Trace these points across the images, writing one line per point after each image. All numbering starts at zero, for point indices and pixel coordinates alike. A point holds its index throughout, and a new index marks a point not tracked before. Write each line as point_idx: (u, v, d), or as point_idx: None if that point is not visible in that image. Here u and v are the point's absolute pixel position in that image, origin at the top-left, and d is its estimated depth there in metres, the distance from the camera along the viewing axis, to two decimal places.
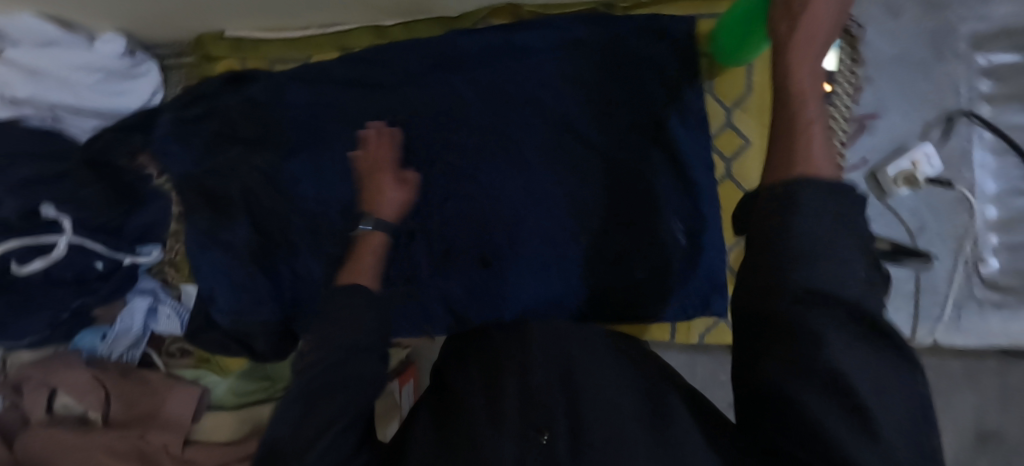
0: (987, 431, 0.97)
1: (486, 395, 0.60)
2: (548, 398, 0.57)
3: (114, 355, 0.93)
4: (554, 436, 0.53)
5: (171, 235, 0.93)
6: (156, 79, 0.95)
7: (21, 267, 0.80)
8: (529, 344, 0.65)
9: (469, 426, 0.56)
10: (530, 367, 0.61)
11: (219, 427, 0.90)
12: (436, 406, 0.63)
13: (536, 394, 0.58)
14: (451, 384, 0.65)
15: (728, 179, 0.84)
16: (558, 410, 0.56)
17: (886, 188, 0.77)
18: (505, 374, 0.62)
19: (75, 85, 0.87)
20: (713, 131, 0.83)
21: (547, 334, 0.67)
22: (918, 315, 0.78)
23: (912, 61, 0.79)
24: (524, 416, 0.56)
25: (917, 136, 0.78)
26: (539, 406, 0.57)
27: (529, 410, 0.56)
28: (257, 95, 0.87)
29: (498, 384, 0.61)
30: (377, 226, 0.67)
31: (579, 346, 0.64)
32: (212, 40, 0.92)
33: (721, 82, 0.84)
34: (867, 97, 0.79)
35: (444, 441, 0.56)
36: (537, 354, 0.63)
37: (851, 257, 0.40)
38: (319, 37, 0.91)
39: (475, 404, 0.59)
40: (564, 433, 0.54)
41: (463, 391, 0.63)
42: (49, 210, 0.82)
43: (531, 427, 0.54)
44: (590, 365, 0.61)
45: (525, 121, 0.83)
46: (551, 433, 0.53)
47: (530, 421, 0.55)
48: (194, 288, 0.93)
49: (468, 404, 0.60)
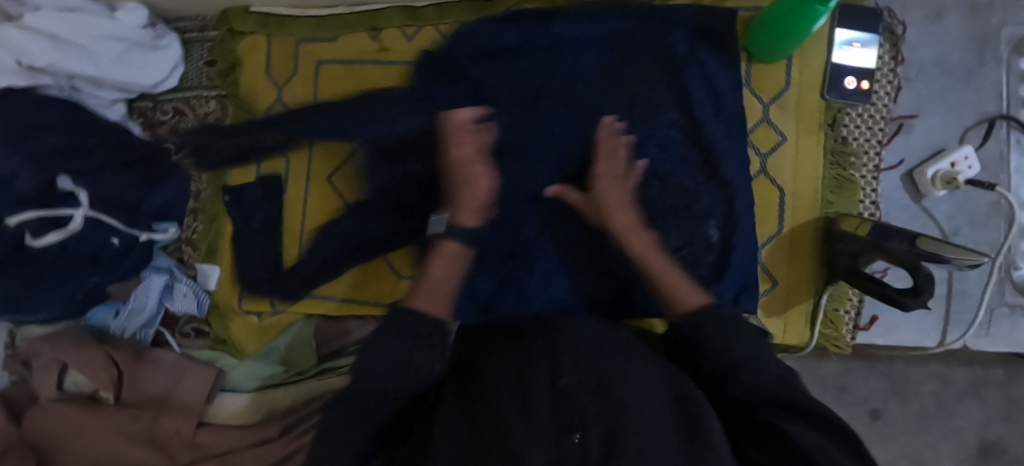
0: (990, 442, 0.91)
1: (517, 390, 0.53)
2: (579, 397, 0.51)
3: (126, 334, 0.91)
4: (588, 436, 0.47)
5: (189, 213, 0.95)
6: (179, 54, 0.93)
7: (36, 240, 0.77)
8: (559, 344, 0.60)
9: (493, 424, 0.50)
10: (561, 367, 0.55)
11: (237, 411, 0.90)
12: (460, 399, 0.57)
13: (569, 394, 0.52)
14: (481, 376, 0.60)
15: (762, 176, 0.79)
16: (591, 409, 0.50)
17: (923, 189, 0.77)
18: (535, 371, 0.56)
19: (97, 55, 0.84)
20: (749, 125, 0.80)
21: (576, 339, 0.62)
22: (948, 319, 0.77)
23: (953, 63, 0.78)
24: (556, 412, 0.50)
25: (956, 139, 0.78)
26: (574, 405, 0.50)
27: (561, 406, 0.50)
28: None
29: (528, 379, 0.55)
30: (450, 235, 0.71)
31: (612, 351, 0.60)
32: (239, 16, 0.91)
33: (759, 76, 0.80)
34: (905, 98, 0.79)
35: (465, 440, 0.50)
36: (569, 354, 0.58)
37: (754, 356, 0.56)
38: (348, 16, 0.89)
39: (504, 397, 0.53)
40: (599, 436, 0.48)
41: (493, 381, 0.57)
42: (66, 182, 0.80)
43: (564, 428, 0.48)
44: (624, 368, 0.57)
45: (553, 115, 0.79)
46: (585, 433, 0.48)
47: (563, 418, 0.49)
48: (212, 267, 0.91)
49: (495, 399, 0.54)
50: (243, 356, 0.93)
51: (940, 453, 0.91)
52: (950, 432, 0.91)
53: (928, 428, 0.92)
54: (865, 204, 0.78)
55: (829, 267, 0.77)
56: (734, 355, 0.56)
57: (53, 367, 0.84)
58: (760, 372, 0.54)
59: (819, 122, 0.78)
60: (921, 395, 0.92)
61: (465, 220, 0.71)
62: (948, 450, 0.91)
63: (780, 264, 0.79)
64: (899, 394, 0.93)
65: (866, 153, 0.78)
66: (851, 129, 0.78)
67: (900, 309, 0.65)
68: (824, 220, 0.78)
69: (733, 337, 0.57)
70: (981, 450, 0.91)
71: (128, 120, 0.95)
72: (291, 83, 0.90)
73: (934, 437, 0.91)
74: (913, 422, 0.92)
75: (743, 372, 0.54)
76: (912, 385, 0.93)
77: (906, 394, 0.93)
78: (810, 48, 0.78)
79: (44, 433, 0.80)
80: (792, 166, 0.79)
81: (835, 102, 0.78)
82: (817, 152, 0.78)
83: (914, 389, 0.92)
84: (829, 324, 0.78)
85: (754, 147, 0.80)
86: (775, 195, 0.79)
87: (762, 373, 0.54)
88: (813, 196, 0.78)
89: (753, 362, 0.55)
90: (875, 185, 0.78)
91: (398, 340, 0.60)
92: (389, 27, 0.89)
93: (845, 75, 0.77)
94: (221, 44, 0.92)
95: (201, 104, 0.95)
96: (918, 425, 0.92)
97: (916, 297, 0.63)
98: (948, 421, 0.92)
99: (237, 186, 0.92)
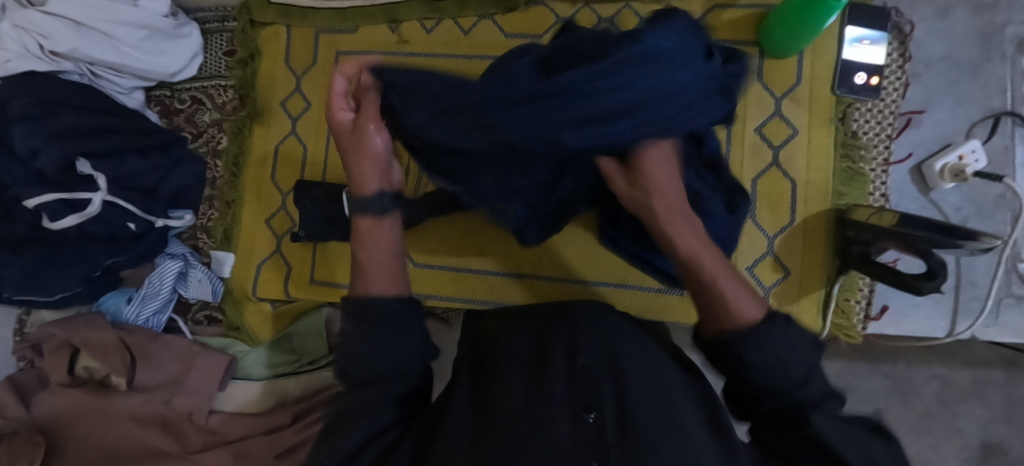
0: (992, 444, 0.87)
1: (530, 374, 0.54)
2: (596, 380, 0.52)
3: (138, 320, 0.90)
4: (603, 416, 0.48)
5: (205, 200, 0.96)
6: (198, 42, 0.94)
7: (53, 223, 0.78)
8: (577, 324, 0.59)
9: (504, 410, 0.50)
10: (577, 349, 0.55)
11: (250, 398, 0.89)
12: (476, 380, 0.57)
13: (585, 376, 0.52)
14: (497, 355, 0.59)
15: (774, 168, 0.81)
16: (605, 388, 0.51)
17: (932, 182, 0.79)
18: (550, 354, 0.56)
19: (119, 41, 0.85)
20: (762, 119, 0.82)
21: (596, 318, 0.60)
22: (958, 308, 0.79)
23: (960, 60, 0.80)
24: (572, 393, 0.51)
25: (963, 133, 0.80)
26: (589, 385, 0.51)
27: (576, 386, 0.51)
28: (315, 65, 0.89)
29: (543, 363, 0.55)
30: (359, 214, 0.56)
31: (626, 335, 0.59)
32: (261, 7, 0.93)
33: (772, 71, 0.82)
34: (914, 94, 0.81)
35: (480, 423, 0.50)
36: (585, 335, 0.57)
37: (794, 355, 0.47)
38: (368, 8, 0.90)
39: (516, 380, 0.54)
40: (613, 418, 0.49)
41: (508, 362, 0.57)
42: (84, 166, 0.80)
43: (577, 405, 0.49)
44: (636, 352, 0.57)
45: None
46: (600, 412, 0.49)
47: (577, 398, 0.50)
48: (226, 255, 0.92)
49: (507, 383, 0.53)
50: (257, 344, 0.93)
51: (943, 455, 0.88)
52: (950, 432, 0.88)
53: (930, 428, 0.89)
54: (875, 196, 0.80)
55: (842, 255, 0.78)
56: (772, 351, 0.47)
57: (64, 352, 0.84)
58: (783, 357, 0.47)
59: (830, 116, 0.80)
60: (923, 395, 0.89)
61: (368, 181, 0.55)
62: (951, 451, 0.88)
63: (792, 254, 0.80)
64: (902, 394, 0.90)
65: (875, 147, 0.80)
66: (861, 124, 0.81)
67: (914, 292, 0.65)
68: (836, 211, 0.80)
69: (762, 340, 0.47)
70: (983, 451, 0.87)
71: (145, 109, 0.96)
72: (309, 74, 0.93)
73: (936, 438, 0.88)
74: (914, 421, 0.89)
75: (758, 364, 0.47)
76: (914, 386, 0.90)
77: (909, 394, 0.89)
78: (822, 44, 0.81)
79: (55, 413, 0.82)
80: (804, 158, 0.81)
81: (846, 97, 0.80)
82: (828, 144, 0.80)
83: (916, 389, 0.89)
84: (841, 314, 0.79)
85: (766, 140, 0.82)
86: (786, 186, 0.81)
87: (794, 373, 0.46)
88: (825, 187, 0.80)
89: (783, 359, 0.47)
90: (885, 177, 0.80)
91: (390, 327, 0.50)
92: (409, 20, 0.90)
93: (855, 72, 0.79)
94: (241, 34, 0.94)
95: (220, 93, 0.97)
96: (918, 424, 0.89)
97: (931, 280, 0.64)
98: (949, 421, 0.89)
99: (257, 174, 0.93)
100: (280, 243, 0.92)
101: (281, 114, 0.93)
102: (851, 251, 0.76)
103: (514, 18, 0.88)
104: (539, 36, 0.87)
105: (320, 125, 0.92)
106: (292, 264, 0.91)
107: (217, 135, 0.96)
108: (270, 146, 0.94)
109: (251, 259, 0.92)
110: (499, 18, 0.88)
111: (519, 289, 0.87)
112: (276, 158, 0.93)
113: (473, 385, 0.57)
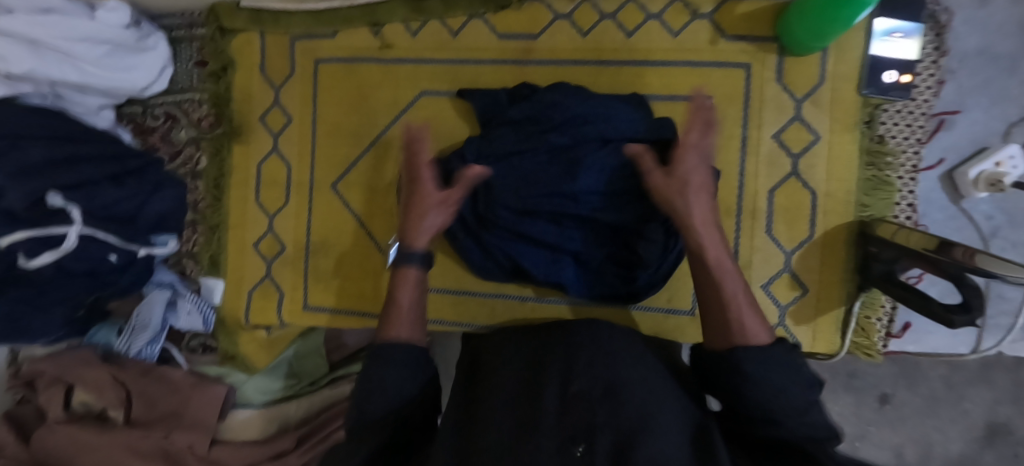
0: (997, 424, 0.79)
1: (526, 396, 0.49)
2: (589, 407, 0.46)
3: (131, 352, 0.87)
4: (593, 448, 0.43)
5: (188, 225, 0.93)
6: (165, 53, 0.88)
7: (29, 261, 0.71)
8: (578, 344, 0.53)
9: (496, 439, 0.46)
10: (576, 372, 0.50)
11: (248, 427, 0.85)
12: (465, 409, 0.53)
13: (578, 403, 0.47)
14: (494, 370, 0.55)
15: (793, 177, 0.75)
16: (599, 418, 0.45)
17: (964, 189, 0.73)
18: (548, 375, 0.50)
19: (81, 61, 0.77)
20: (781, 123, 0.75)
21: (602, 336, 0.55)
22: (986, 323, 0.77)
23: (1001, 53, 0.73)
24: (562, 422, 0.45)
25: (999, 136, 0.73)
26: (581, 413, 0.46)
27: (568, 413, 0.46)
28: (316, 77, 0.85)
29: (539, 386, 0.50)
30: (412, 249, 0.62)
31: (630, 354, 0.53)
32: (230, 12, 0.85)
33: (791, 71, 0.75)
34: (948, 91, 0.74)
35: (464, 455, 0.46)
36: (586, 356, 0.51)
37: (789, 372, 0.46)
38: (346, 10, 0.82)
39: (512, 403, 0.49)
40: (605, 450, 0.43)
41: (502, 380, 0.53)
42: (55, 199, 0.72)
43: (568, 437, 0.44)
44: (639, 374, 0.51)
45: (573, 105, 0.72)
46: (591, 445, 0.43)
47: (568, 428, 0.45)
48: (213, 282, 0.90)
49: (498, 414, 0.49)
50: (253, 371, 0.91)
51: (947, 437, 0.80)
52: (955, 414, 0.80)
53: (935, 410, 0.80)
54: (901, 206, 0.75)
55: (863, 271, 0.73)
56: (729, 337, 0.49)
57: (57, 388, 0.82)
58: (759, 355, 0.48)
59: (855, 120, 0.74)
60: (929, 378, 0.80)
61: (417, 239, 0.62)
62: (955, 433, 0.80)
63: (811, 270, 0.76)
64: (908, 378, 0.81)
65: (903, 153, 0.74)
66: (888, 127, 0.74)
67: (946, 325, 0.61)
68: (857, 224, 0.74)
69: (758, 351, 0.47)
70: (988, 432, 0.79)
71: (117, 128, 0.91)
72: (288, 85, 0.87)
73: (942, 421, 0.80)
74: (921, 405, 0.80)
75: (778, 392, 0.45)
76: (921, 369, 0.81)
77: (915, 377, 0.81)
78: (847, 39, 0.73)
79: (53, 452, 0.78)
80: (828, 167, 0.74)
81: (873, 97, 0.73)
82: (851, 152, 0.74)
83: (923, 372, 0.81)
84: (860, 332, 0.76)
85: (785, 147, 0.75)
86: (806, 198, 0.75)
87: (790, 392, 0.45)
88: (846, 199, 0.74)
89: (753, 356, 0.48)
90: (913, 186, 0.74)
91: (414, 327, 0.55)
92: (392, 22, 0.82)
93: (884, 69, 0.71)
94: (211, 43, 0.87)
95: (194, 108, 0.91)
96: (925, 409, 0.81)
97: (965, 313, 0.59)
98: (954, 403, 0.80)
99: (242, 193, 0.89)
100: (270, 266, 0.89)
101: (260, 131, 0.88)
102: (871, 268, 0.72)
103: (508, 16, 0.80)
104: (534, 36, 0.79)
105: (304, 142, 0.87)
106: (287, 289, 0.88)
107: (196, 154, 0.91)
108: (252, 165, 0.89)
109: (242, 283, 0.90)
110: (490, 17, 0.80)
111: (521, 313, 0.83)
112: (262, 175, 0.89)
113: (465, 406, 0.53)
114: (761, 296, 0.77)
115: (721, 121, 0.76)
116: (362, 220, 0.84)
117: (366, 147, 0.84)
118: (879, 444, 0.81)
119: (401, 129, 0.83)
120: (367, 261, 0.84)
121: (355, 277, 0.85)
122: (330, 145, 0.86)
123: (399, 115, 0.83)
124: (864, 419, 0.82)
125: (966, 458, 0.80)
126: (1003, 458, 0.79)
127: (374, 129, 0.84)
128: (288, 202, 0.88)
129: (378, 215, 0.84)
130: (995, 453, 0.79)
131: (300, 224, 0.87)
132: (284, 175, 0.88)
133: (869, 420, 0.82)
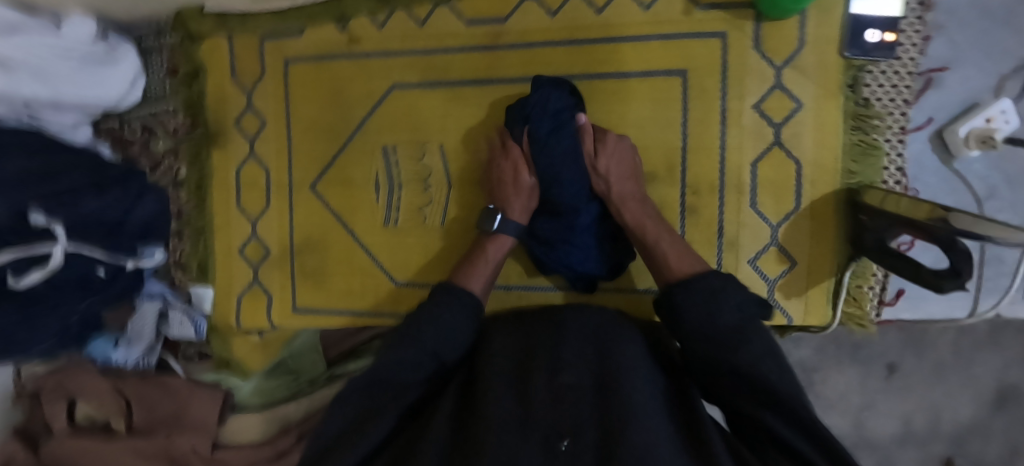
0: (1008, 388, 0.77)
1: (516, 380, 0.48)
2: (577, 402, 0.43)
3: (128, 363, 0.90)
4: (579, 443, 0.41)
5: (175, 235, 0.93)
6: (135, 63, 0.87)
7: (18, 282, 0.67)
8: (558, 335, 0.52)
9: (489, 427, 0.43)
10: (561, 366, 0.47)
11: (248, 428, 0.82)
12: (457, 399, 0.50)
13: (568, 394, 0.44)
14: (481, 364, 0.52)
15: (777, 147, 0.73)
16: (586, 408, 0.43)
17: (955, 149, 0.71)
18: (535, 367, 0.48)
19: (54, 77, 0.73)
20: (761, 93, 0.73)
21: (585, 330, 0.53)
22: (983, 287, 0.75)
23: (991, 4, 0.69)
24: (553, 412, 0.43)
25: (992, 91, 0.70)
26: (570, 406, 0.43)
27: (557, 405, 0.44)
28: (290, 74, 0.85)
29: (528, 374, 0.47)
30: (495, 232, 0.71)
31: (620, 341, 0.52)
32: (196, 17, 0.85)
33: (769, 37, 0.72)
34: (937, 47, 0.71)
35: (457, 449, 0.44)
36: (569, 348, 0.49)
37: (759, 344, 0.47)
38: (311, 6, 0.81)
39: (503, 385, 0.47)
40: (595, 442, 0.41)
41: (490, 368, 0.50)
42: (38, 217, 0.67)
43: (553, 429, 0.42)
44: (630, 360, 0.48)
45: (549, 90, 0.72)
46: (577, 438, 0.41)
47: (556, 421, 0.42)
48: (204, 291, 0.92)
49: (493, 399, 0.46)
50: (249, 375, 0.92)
51: (957, 403, 0.79)
52: (964, 379, 0.78)
53: (944, 377, 0.79)
54: (890, 171, 0.72)
55: (854, 243, 0.71)
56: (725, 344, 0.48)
57: (60, 403, 0.82)
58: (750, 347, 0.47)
59: (839, 84, 0.71)
60: (937, 345, 0.79)
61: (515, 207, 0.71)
62: (964, 398, 0.78)
63: (800, 243, 0.74)
64: (914, 345, 0.79)
65: (891, 114, 0.71)
66: (874, 89, 0.71)
67: (935, 291, 0.59)
68: (846, 192, 0.72)
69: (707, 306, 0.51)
70: (997, 395, 0.78)
71: (95, 142, 0.91)
72: (260, 87, 0.86)
73: (950, 387, 0.78)
74: (928, 373, 0.79)
75: (736, 351, 0.46)
76: (928, 336, 0.79)
77: (923, 344, 0.79)
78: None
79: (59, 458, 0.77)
80: (814, 133, 0.72)
81: (855, 59, 0.70)
82: (837, 117, 0.71)
83: (928, 339, 0.79)
84: (852, 302, 0.75)
85: (766, 117, 0.73)
86: (790, 168, 0.73)
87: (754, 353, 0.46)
88: (834, 167, 0.72)
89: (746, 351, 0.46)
90: (901, 148, 0.72)
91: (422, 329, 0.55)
92: (359, 15, 0.81)
93: (866, 28, 0.68)
94: (181, 48, 0.88)
95: (169, 118, 0.92)
96: (932, 375, 0.79)
97: (955, 278, 0.57)
98: (964, 369, 0.78)
99: (226, 198, 0.90)
100: (257, 270, 0.90)
101: (237, 136, 0.88)
102: (864, 239, 0.69)
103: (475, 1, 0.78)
104: (503, 20, 0.77)
105: (281, 143, 0.86)
106: (279, 291, 0.89)
107: (175, 164, 0.92)
108: (232, 172, 0.89)
109: (232, 289, 0.91)
110: (457, 3, 0.78)
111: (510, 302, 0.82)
112: (244, 178, 0.88)
113: (459, 395, 0.51)
114: (749, 272, 0.76)
115: (701, 93, 0.74)
116: (348, 222, 0.84)
117: (344, 144, 0.83)
118: (888, 413, 0.80)
119: (377, 124, 0.82)
120: (353, 259, 0.84)
121: (345, 273, 0.85)
122: (306, 143, 0.85)
123: (372, 111, 0.82)
124: (872, 390, 0.81)
125: (976, 422, 0.78)
126: (1015, 421, 0.78)
127: (351, 125, 0.83)
128: (273, 204, 0.87)
129: (362, 213, 0.83)
130: (1005, 417, 0.78)
131: (284, 227, 0.87)
132: (264, 180, 0.88)
133: (877, 390, 0.80)
